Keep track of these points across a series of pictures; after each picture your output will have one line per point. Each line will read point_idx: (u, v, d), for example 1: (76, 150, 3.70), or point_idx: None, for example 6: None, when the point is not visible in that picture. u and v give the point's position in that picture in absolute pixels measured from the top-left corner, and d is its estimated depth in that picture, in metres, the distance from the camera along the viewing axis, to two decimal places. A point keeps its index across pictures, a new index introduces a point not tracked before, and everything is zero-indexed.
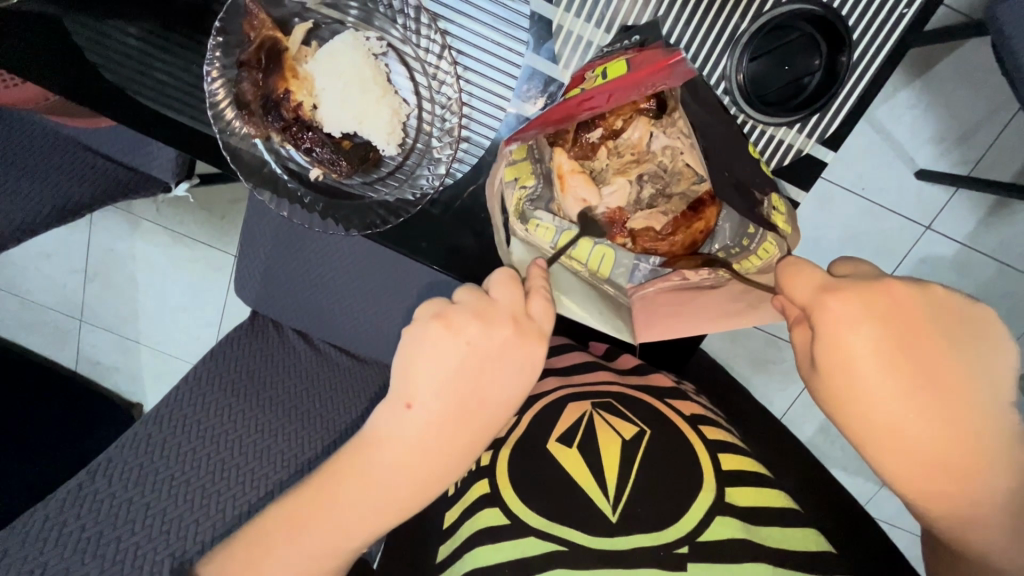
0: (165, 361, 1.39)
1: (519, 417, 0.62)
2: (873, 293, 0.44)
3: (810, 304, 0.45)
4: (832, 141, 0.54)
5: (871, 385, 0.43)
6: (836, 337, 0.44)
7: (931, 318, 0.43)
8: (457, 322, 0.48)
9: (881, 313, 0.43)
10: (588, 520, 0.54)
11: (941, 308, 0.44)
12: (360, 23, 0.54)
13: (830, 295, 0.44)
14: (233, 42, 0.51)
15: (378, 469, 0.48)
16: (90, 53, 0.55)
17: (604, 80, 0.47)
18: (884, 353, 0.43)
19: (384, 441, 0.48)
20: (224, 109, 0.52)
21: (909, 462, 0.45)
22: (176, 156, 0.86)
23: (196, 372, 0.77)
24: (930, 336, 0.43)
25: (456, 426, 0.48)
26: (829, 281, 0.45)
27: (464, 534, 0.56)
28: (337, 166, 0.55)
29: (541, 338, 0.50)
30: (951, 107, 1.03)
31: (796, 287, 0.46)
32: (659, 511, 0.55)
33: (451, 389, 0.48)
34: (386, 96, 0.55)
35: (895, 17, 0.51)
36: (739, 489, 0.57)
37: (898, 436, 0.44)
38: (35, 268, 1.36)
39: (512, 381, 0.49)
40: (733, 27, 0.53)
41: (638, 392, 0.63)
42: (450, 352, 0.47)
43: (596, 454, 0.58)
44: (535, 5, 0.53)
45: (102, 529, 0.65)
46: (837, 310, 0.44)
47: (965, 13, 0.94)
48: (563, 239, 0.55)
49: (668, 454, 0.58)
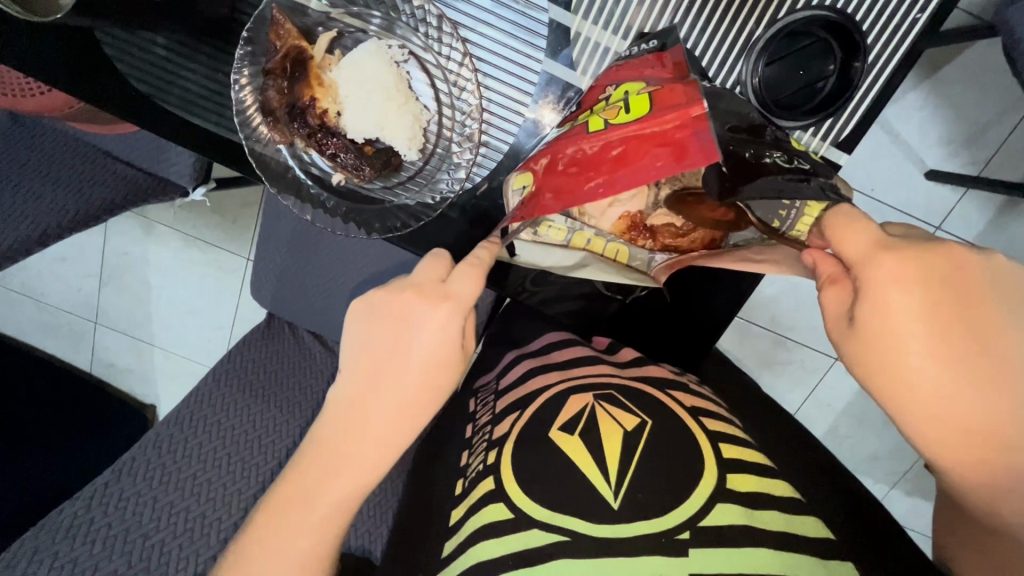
0: (178, 363, 1.41)
1: (521, 411, 0.59)
2: (936, 256, 0.39)
3: (861, 264, 0.41)
4: (847, 144, 0.55)
5: (925, 362, 0.38)
6: (887, 298, 0.39)
7: (998, 288, 0.38)
8: (371, 298, 0.52)
9: (939, 277, 0.39)
10: (589, 506, 0.50)
11: (1009, 281, 0.39)
12: (382, 32, 0.55)
13: (885, 256, 0.40)
14: (260, 51, 0.53)
15: (372, 438, 0.49)
16: (119, 61, 0.56)
17: (627, 117, 0.47)
18: (945, 329, 0.38)
19: (368, 402, 0.49)
20: (251, 115, 0.54)
21: (955, 450, 0.40)
22: (194, 160, 0.88)
23: (215, 372, 0.80)
24: (992, 310, 0.38)
25: (447, 362, 0.50)
26: (887, 239, 0.41)
27: (467, 531, 0.53)
28: (360, 171, 0.56)
29: (449, 300, 0.49)
30: (962, 108, 1.04)
31: (848, 243, 0.43)
32: (664, 498, 0.50)
33: (379, 342, 0.50)
34: (407, 104, 0.55)
35: (908, 21, 0.52)
36: (741, 476, 0.52)
37: (953, 429, 0.39)
38: (50, 272, 1.38)
39: (427, 341, 0.49)
40: (747, 33, 0.54)
41: (639, 385, 0.60)
42: (364, 326, 0.51)
43: (597, 443, 0.54)
44: (554, 13, 0.54)
45: (129, 526, 0.67)
46: (889, 269, 0.39)
47: (975, 15, 0.94)
48: (577, 238, 0.56)
49: (673, 443, 0.54)
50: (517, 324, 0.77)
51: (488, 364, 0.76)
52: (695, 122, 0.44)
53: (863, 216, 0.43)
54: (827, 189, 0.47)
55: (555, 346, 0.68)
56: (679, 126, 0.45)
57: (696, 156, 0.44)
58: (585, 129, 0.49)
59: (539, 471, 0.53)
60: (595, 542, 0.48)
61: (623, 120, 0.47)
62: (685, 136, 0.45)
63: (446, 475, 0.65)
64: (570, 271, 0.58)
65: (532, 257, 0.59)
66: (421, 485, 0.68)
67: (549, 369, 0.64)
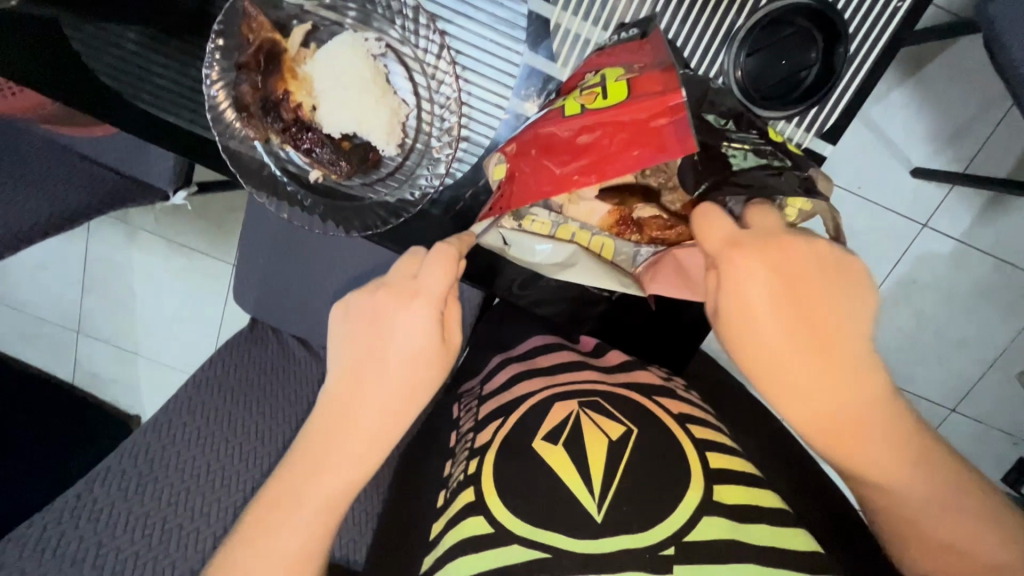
0: (163, 372, 1.38)
1: (505, 418, 0.57)
2: (774, 250, 0.43)
3: (719, 259, 0.44)
4: (830, 134, 0.55)
5: (777, 347, 0.43)
6: (740, 292, 0.43)
7: (818, 273, 0.43)
8: (349, 302, 0.52)
9: (779, 268, 0.42)
10: (572, 520, 0.48)
11: (827, 264, 0.44)
12: (359, 24, 0.53)
13: (738, 251, 0.43)
14: (233, 46, 0.51)
15: (361, 445, 0.49)
16: (89, 57, 0.55)
17: (605, 102, 0.46)
18: (784, 315, 0.43)
19: (358, 401, 0.49)
20: (224, 110, 0.52)
21: (812, 415, 0.44)
22: (174, 162, 0.86)
23: (196, 380, 0.78)
24: (819, 292, 0.43)
25: (439, 359, 0.50)
26: (738, 233, 0.44)
27: (448, 544, 0.51)
28: (336, 167, 0.54)
29: (418, 295, 0.48)
30: (945, 107, 1.04)
31: (709, 236, 0.44)
32: (649, 509, 0.48)
33: (358, 343, 0.50)
34: (385, 96, 0.54)
35: (889, 11, 0.52)
36: (728, 487, 0.50)
37: (806, 399, 0.44)
38: (31, 280, 1.35)
39: (408, 338, 0.48)
40: (729, 23, 0.54)
41: (624, 390, 0.58)
42: (342, 327, 0.51)
43: (581, 453, 0.52)
44: (533, 4, 0.53)
45: (102, 538, 0.64)
46: (740, 266, 0.42)
47: (955, 13, 0.95)
48: (561, 232, 0.54)
49: (659, 452, 0.52)
50: (502, 325, 0.76)
51: (472, 369, 0.74)
52: (672, 110, 0.44)
53: (717, 207, 0.45)
54: (803, 185, 0.46)
55: (539, 350, 0.66)
56: (656, 114, 0.45)
57: (669, 150, 0.44)
58: (561, 113, 0.48)
59: (521, 482, 0.51)
60: (579, 557, 0.46)
61: (600, 105, 0.46)
62: (663, 126, 0.44)
63: (429, 485, 0.63)
64: (557, 270, 0.53)
65: (496, 246, 0.55)
66: (406, 494, 0.67)
67: (534, 375, 0.61)
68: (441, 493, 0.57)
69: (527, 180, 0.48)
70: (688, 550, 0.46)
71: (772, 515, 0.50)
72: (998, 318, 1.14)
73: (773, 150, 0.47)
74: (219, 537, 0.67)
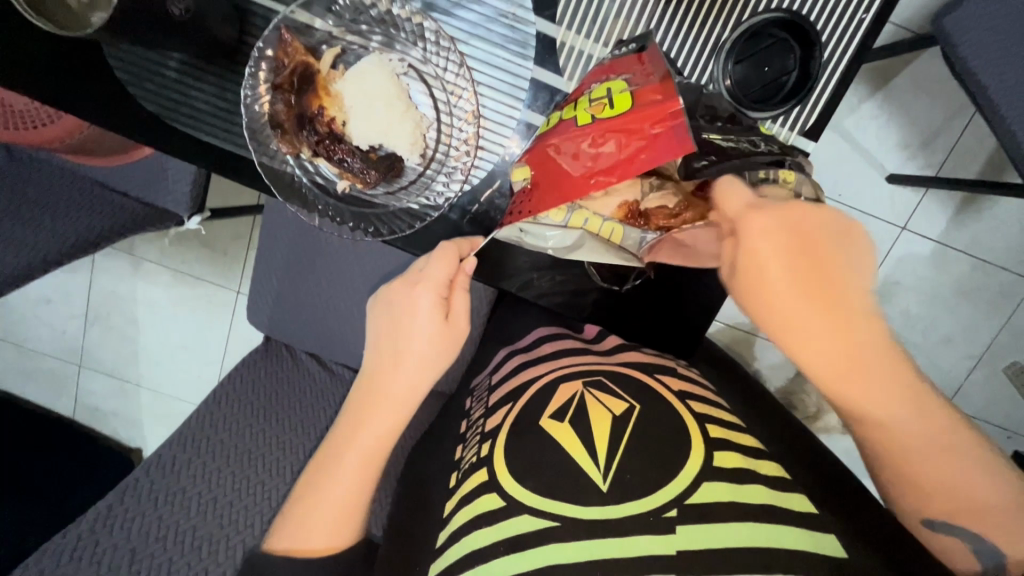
0: (165, 403, 1.39)
1: (513, 403, 0.61)
2: (783, 213, 0.50)
3: (738, 220, 0.50)
4: (812, 132, 0.60)
5: (781, 295, 0.50)
6: (752, 248, 0.50)
7: (820, 233, 0.50)
8: (381, 296, 0.61)
9: (786, 228, 0.49)
10: (579, 490, 0.51)
11: (827, 227, 0.51)
12: (382, 47, 0.59)
13: (754, 213, 0.49)
14: (271, 68, 0.56)
15: (392, 413, 0.58)
16: (130, 84, 0.60)
17: (612, 113, 0.52)
18: (791, 267, 0.50)
19: (392, 376, 0.58)
20: (263, 129, 0.58)
21: (824, 361, 0.50)
22: (191, 188, 0.90)
23: (216, 395, 0.80)
24: (820, 248, 0.50)
25: (449, 338, 0.57)
26: (755, 199, 0.50)
27: (464, 520, 0.54)
28: (365, 175, 0.59)
29: (423, 282, 0.57)
30: (912, 116, 1.12)
31: (728, 202, 0.51)
32: (651, 477, 0.51)
33: (389, 330, 0.58)
34: (408, 111, 0.59)
35: (855, 21, 0.58)
36: (728, 455, 0.53)
37: (813, 344, 0.50)
38: (35, 314, 1.36)
39: (426, 322, 0.57)
40: (716, 37, 0.60)
41: (629, 369, 0.61)
42: (375, 320, 0.61)
43: (586, 429, 0.55)
44: (541, 25, 0.59)
45: (135, 546, 0.66)
46: (756, 225, 0.49)
47: (913, 30, 1.04)
48: (574, 217, 0.56)
49: (659, 425, 0.55)
50: (507, 324, 0.79)
51: (481, 367, 0.77)
52: (670, 117, 0.49)
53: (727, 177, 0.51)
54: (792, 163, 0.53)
55: (545, 339, 0.70)
56: (657, 122, 0.50)
57: (672, 151, 0.48)
58: (574, 123, 0.53)
59: (531, 460, 0.54)
60: (587, 524, 0.49)
61: (608, 115, 0.52)
62: (662, 131, 0.49)
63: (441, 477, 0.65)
64: (567, 251, 0.59)
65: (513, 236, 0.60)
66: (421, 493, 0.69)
67: (539, 362, 0.65)
68: (455, 476, 0.60)
69: (549, 183, 0.53)
70: (690, 513, 0.49)
71: (768, 478, 0.53)
72: (979, 314, 1.19)
73: (761, 140, 0.53)
74: (248, 538, 0.69)
